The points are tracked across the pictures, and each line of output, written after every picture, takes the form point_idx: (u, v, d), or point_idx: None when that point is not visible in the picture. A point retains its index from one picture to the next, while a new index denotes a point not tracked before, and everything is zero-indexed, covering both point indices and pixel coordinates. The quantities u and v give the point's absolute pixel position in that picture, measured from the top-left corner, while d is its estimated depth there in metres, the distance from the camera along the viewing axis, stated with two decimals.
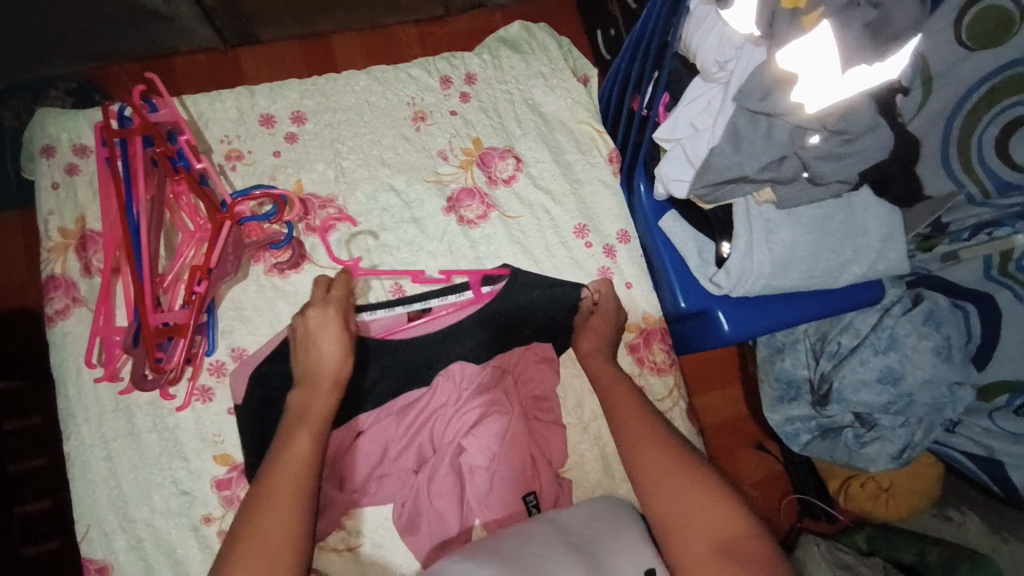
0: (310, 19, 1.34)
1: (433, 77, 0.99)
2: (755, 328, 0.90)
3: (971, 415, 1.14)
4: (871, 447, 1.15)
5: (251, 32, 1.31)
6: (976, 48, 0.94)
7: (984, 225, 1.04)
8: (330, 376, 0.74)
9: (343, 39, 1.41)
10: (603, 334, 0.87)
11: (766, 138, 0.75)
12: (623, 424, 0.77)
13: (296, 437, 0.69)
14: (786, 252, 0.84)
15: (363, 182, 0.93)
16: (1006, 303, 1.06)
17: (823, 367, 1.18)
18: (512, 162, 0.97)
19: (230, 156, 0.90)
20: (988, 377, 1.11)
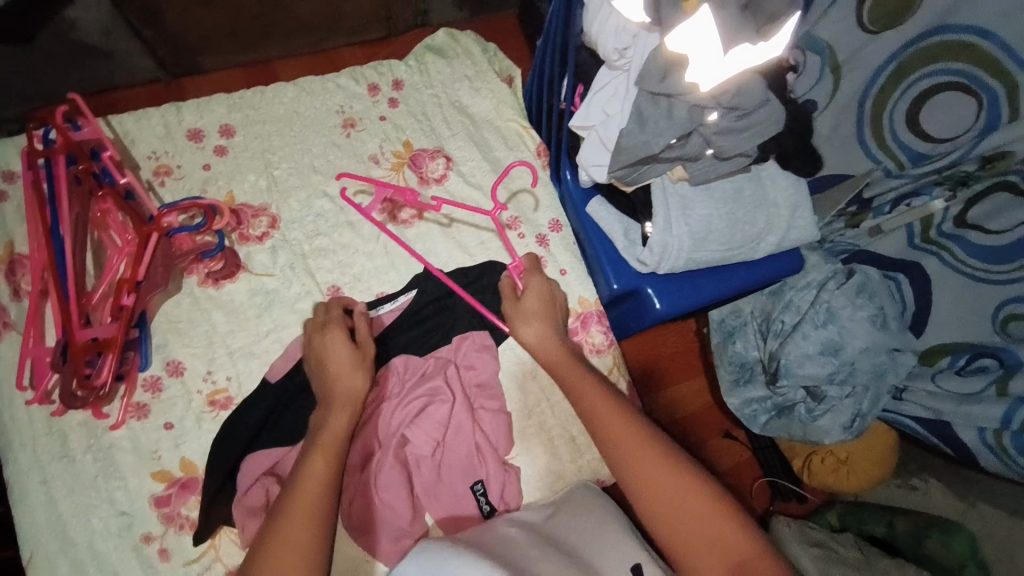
0: (254, 46, 1.38)
1: (361, 85, 1.02)
2: (685, 302, 0.93)
3: (915, 379, 1.13)
4: (823, 419, 1.17)
5: (193, 62, 1.35)
6: (879, 31, 0.95)
7: (903, 197, 1.05)
8: (344, 397, 0.74)
9: (286, 63, 1.44)
10: (541, 316, 0.83)
11: (666, 116, 0.79)
12: (613, 435, 0.73)
13: (311, 463, 0.69)
14: (703, 226, 0.87)
15: (295, 190, 0.95)
16: (933, 269, 1.06)
17: (771, 345, 1.21)
18: (442, 161, 1.00)
19: (158, 173, 0.91)
20: (927, 342, 1.11)
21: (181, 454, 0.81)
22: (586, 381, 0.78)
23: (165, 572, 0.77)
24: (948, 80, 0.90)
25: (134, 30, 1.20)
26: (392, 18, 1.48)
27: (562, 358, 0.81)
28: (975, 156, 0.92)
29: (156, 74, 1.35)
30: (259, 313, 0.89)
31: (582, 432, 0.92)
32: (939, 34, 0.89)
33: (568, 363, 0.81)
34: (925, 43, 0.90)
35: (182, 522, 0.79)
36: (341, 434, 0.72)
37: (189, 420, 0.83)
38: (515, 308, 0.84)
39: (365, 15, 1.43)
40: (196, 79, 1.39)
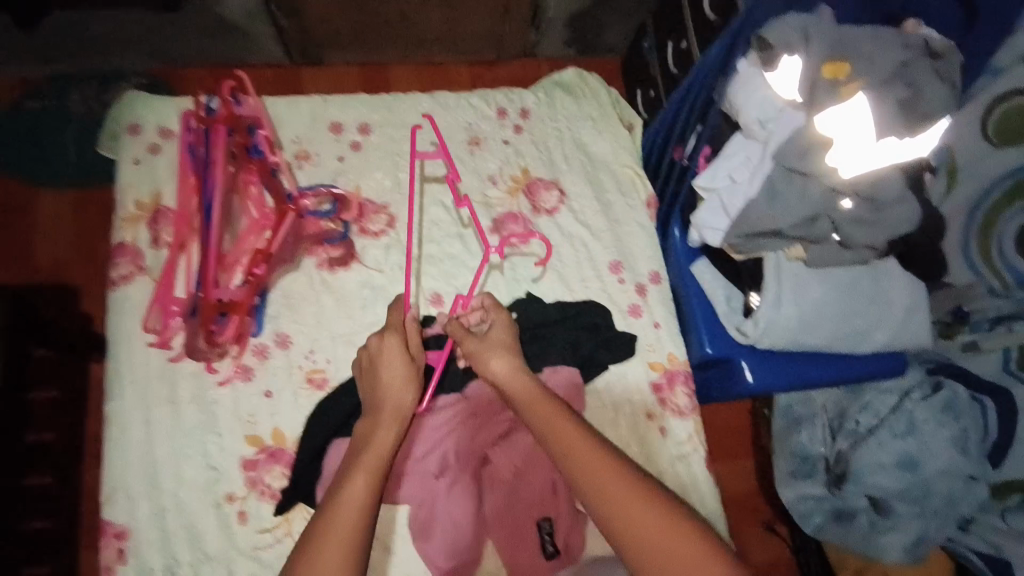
0: (374, 49, 1.55)
1: (491, 108, 1.06)
2: (777, 379, 0.92)
3: (984, 512, 1.04)
4: (886, 536, 1.05)
5: (319, 55, 1.54)
6: (1003, 143, 0.92)
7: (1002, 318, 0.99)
8: (392, 411, 0.74)
9: (399, 70, 1.62)
10: (502, 347, 0.80)
11: (799, 195, 0.79)
12: (583, 470, 0.68)
13: (354, 479, 0.67)
14: (813, 310, 0.87)
15: (416, 196, 0.99)
16: None
17: (840, 444, 1.12)
18: (556, 194, 1.03)
19: (299, 156, 0.98)
20: (1005, 475, 1.03)
21: (276, 424, 0.85)
22: (561, 418, 0.72)
23: (239, 535, 0.80)
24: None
25: (275, 17, 1.40)
26: (503, 43, 1.61)
27: (532, 394, 0.75)
28: None
29: (282, 60, 1.54)
30: (364, 305, 0.93)
31: None
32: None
33: (544, 401, 0.74)
34: None
35: (263, 490, 0.82)
36: (388, 451, 0.71)
37: (287, 391, 0.87)
38: (479, 344, 0.80)
39: (479, 37, 1.57)
40: (317, 71, 1.58)
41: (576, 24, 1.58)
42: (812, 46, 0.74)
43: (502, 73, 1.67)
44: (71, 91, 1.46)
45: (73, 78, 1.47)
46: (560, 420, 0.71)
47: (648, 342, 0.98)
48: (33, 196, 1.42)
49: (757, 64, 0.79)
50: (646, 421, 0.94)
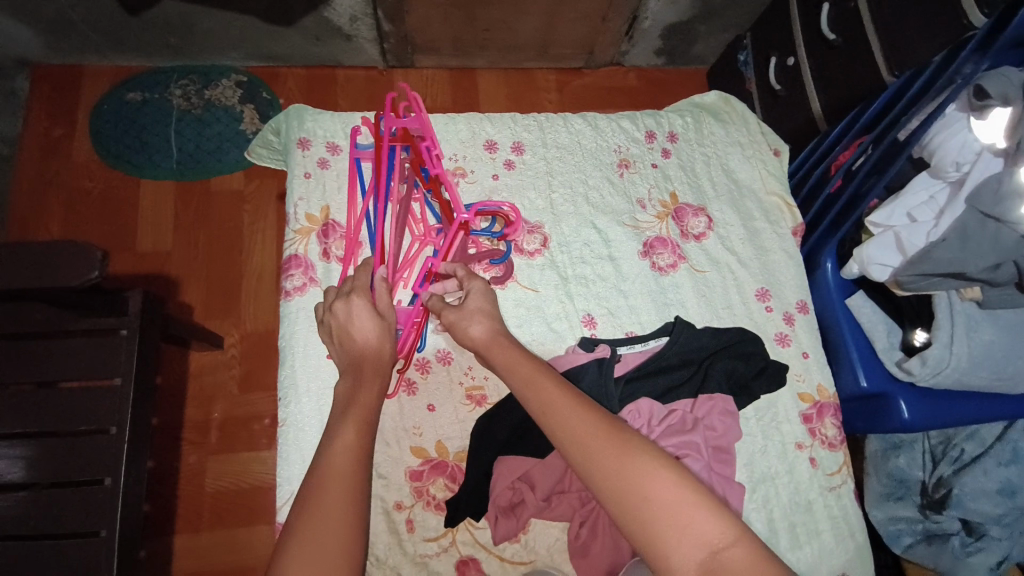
0: (466, 56, 1.58)
1: (640, 131, 1.07)
2: (933, 418, 0.91)
3: None
4: (976, 557, 1.12)
5: (411, 58, 1.56)
6: None
7: None
8: (373, 370, 0.76)
9: (487, 74, 1.64)
10: (483, 313, 0.82)
11: (990, 239, 0.79)
12: (558, 421, 0.68)
13: (343, 432, 0.69)
14: (983, 351, 0.86)
15: (568, 217, 1.00)
16: None
17: (942, 470, 1.17)
18: (704, 220, 1.03)
19: (455, 172, 1.00)
20: None
21: (440, 437, 0.87)
22: (543, 376, 0.72)
23: (408, 542, 0.82)
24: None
25: (380, 23, 1.40)
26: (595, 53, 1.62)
27: (517, 358, 0.76)
28: None
29: (376, 63, 1.57)
30: (520, 324, 0.94)
31: (802, 519, 0.90)
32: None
33: (524, 361, 0.75)
34: None
35: (429, 500, 0.84)
36: (371, 409, 0.73)
37: (450, 406, 0.88)
38: (455, 314, 0.82)
39: (573, 47, 1.58)
40: (405, 72, 1.60)
41: (671, 38, 1.59)
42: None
43: (590, 80, 1.68)
44: (171, 85, 1.48)
45: (178, 71, 1.49)
46: (541, 378, 0.72)
47: (796, 371, 0.96)
48: (135, 185, 1.41)
49: (965, 109, 0.82)
50: (797, 449, 0.93)
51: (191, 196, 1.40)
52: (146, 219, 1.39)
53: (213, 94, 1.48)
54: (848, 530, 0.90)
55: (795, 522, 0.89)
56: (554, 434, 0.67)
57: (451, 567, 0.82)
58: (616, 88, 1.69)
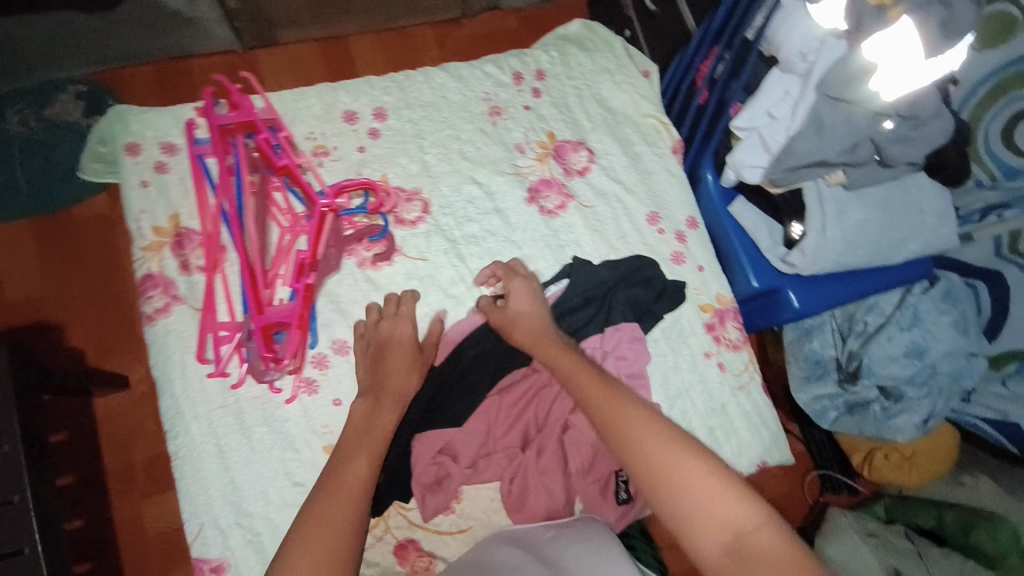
0: (332, 24, 1.39)
1: (506, 74, 1.01)
2: (820, 301, 0.97)
3: (986, 382, 1.27)
4: (897, 418, 1.24)
5: (271, 35, 1.35)
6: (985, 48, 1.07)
7: (993, 207, 1.17)
8: (393, 396, 0.77)
9: (361, 41, 1.46)
10: (531, 313, 0.84)
11: (844, 122, 0.80)
12: (595, 406, 0.73)
13: (356, 458, 0.71)
14: (855, 231, 0.90)
15: (446, 176, 0.95)
16: (1014, 278, 1.19)
17: (852, 345, 1.27)
18: (586, 154, 1.01)
19: (317, 153, 0.91)
20: (999, 348, 1.25)
21: None
22: (584, 369, 0.77)
23: None
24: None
25: None
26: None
27: (561, 354, 0.80)
28: None
29: (232, 46, 1.36)
30: (415, 297, 0.90)
31: (719, 424, 0.94)
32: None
33: (567, 357, 0.79)
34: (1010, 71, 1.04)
35: None
36: (388, 433, 0.75)
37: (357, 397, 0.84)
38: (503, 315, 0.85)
39: None
40: (270, 51, 1.40)
41: None
42: None
43: (470, 31, 1.56)
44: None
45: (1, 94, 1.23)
46: (583, 371, 0.77)
47: (696, 286, 0.98)
48: None
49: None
50: (705, 359, 0.96)
51: (50, 231, 1.19)
52: (3, 267, 1.17)
53: (49, 113, 1.24)
54: (760, 422, 0.96)
55: (714, 428, 0.94)
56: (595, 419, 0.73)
57: (390, 552, 0.81)
58: (498, 34, 1.57)
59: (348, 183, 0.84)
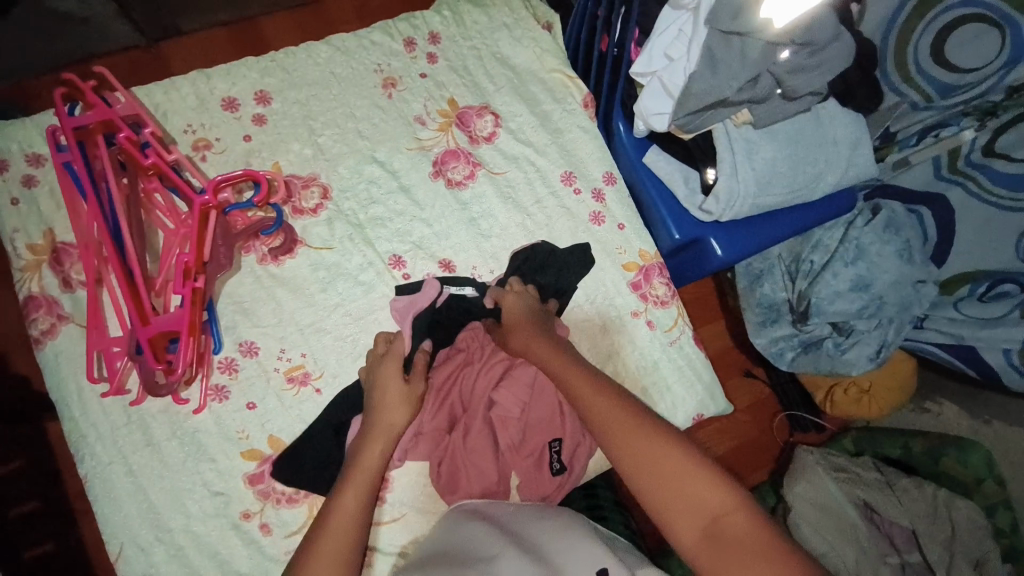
0: (236, 4, 1.27)
1: (397, 41, 0.95)
2: (747, 245, 0.94)
3: (938, 308, 1.24)
4: (851, 351, 1.25)
5: (176, 25, 1.24)
6: None
7: (930, 128, 1.16)
8: (383, 432, 0.74)
9: (273, 20, 1.34)
10: (525, 321, 0.81)
11: (738, 55, 0.77)
12: (576, 396, 0.71)
13: (342, 497, 0.69)
14: (767, 170, 0.87)
15: (344, 157, 0.90)
16: (957, 199, 1.16)
17: (800, 285, 1.28)
18: (491, 118, 0.96)
19: (198, 147, 0.86)
20: (948, 271, 1.22)
21: (269, 432, 0.81)
22: (565, 363, 0.75)
23: (268, 545, 0.79)
24: (978, 10, 1.00)
25: None
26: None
27: (548, 350, 0.77)
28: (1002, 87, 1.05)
29: (134, 40, 1.24)
30: (324, 289, 0.86)
31: (652, 383, 0.93)
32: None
33: (556, 352, 0.77)
34: None
35: (279, 497, 0.80)
36: (377, 468, 0.72)
37: (271, 399, 0.82)
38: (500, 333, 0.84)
39: None
40: (176, 43, 1.28)
41: None
42: None
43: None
44: None
45: None
46: (566, 364, 0.75)
47: (617, 244, 0.96)
48: None
49: None
50: (633, 318, 0.94)
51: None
52: None
53: None
54: (694, 375, 0.95)
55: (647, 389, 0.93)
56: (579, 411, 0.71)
57: None
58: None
59: (233, 174, 0.79)
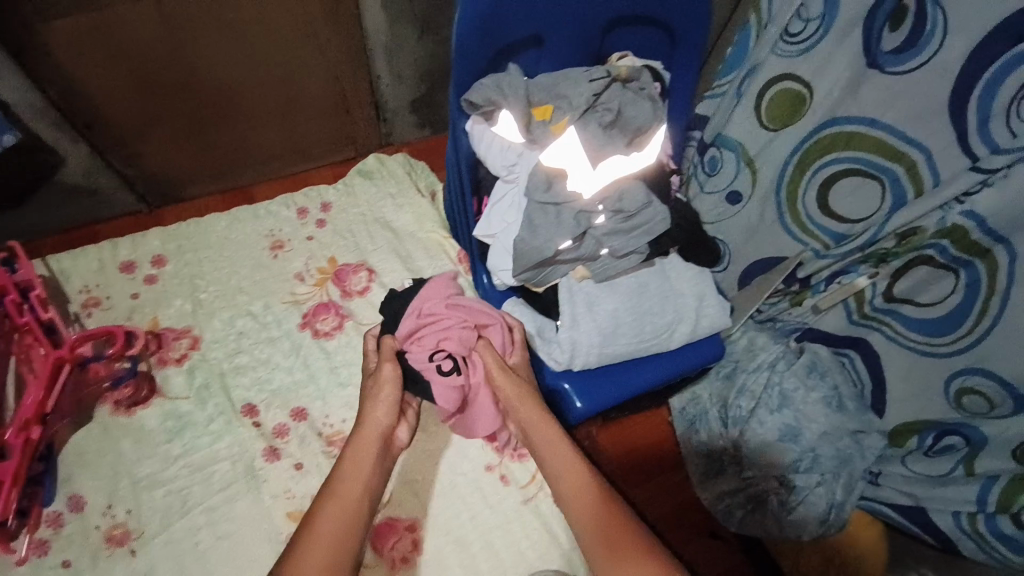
0: (228, 176, 1.54)
1: (291, 210, 1.09)
2: (606, 397, 0.93)
3: (887, 463, 1.18)
4: (798, 513, 1.20)
5: (178, 191, 1.51)
6: (779, 129, 1.20)
7: (834, 275, 1.21)
8: (369, 433, 0.79)
9: (262, 189, 1.60)
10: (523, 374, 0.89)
11: (554, 219, 0.83)
12: (594, 522, 0.73)
13: (317, 519, 0.69)
14: (610, 321, 0.89)
15: (220, 310, 0.98)
16: (879, 342, 1.18)
17: (733, 432, 1.28)
18: (365, 274, 1.04)
19: (87, 304, 0.96)
20: (892, 422, 1.18)
21: None
22: (591, 483, 0.77)
23: None
24: (852, 164, 1.11)
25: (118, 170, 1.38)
26: (358, 143, 1.64)
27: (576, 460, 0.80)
28: (888, 233, 1.09)
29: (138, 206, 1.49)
30: (169, 439, 0.88)
31: (506, 547, 0.88)
32: (834, 126, 1.12)
33: (581, 468, 0.79)
34: (822, 135, 1.14)
35: None
36: (363, 479, 0.74)
37: (81, 561, 0.78)
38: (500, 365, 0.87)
39: (329, 144, 1.60)
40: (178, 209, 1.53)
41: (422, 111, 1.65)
42: (533, 89, 0.83)
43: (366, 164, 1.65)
44: None
45: None
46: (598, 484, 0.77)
47: None
48: None
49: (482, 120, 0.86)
50: (489, 472, 0.93)
51: None
52: None
53: None
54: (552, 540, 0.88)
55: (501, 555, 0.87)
56: (592, 541, 0.72)
57: None
58: None
59: (93, 332, 0.85)
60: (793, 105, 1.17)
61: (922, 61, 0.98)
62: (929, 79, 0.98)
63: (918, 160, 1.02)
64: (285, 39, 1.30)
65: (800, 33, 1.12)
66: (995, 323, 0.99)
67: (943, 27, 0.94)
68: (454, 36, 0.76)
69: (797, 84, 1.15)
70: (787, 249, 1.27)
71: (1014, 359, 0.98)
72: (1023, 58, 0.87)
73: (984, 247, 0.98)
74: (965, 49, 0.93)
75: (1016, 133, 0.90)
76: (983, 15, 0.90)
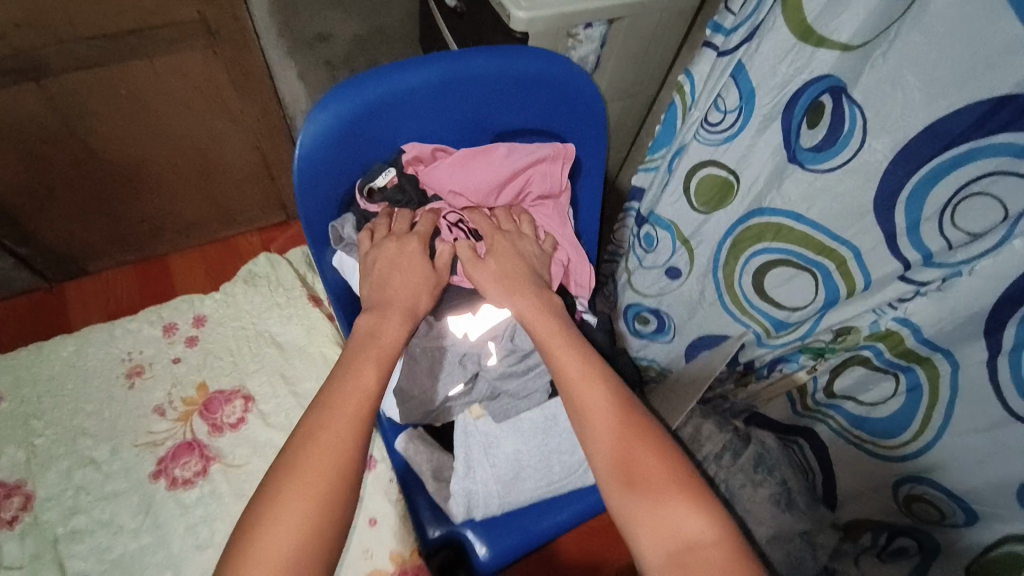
0: None
1: (157, 329, 1.27)
2: (513, 548, 0.82)
3: (843, 564, 1.14)
4: None
5: (80, 266, 1.71)
6: (709, 211, 1.10)
7: (775, 362, 1.17)
8: (409, 284, 0.75)
9: None
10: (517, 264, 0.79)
11: (438, 366, 0.80)
12: (561, 368, 0.72)
13: (362, 368, 0.67)
14: (511, 465, 0.81)
15: (58, 461, 1.05)
16: (827, 436, 1.14)
17: None
18: (238, 403, 1.17)
19: None
20: (849, 516, 1.15)
21: None
22: (563, 338, 0.74)
23: None
24: (783, 255, 1.01)
25: None
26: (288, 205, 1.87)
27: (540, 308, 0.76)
28: (823, 329, 1.04)
29: None
30: None
31: None
32: (761, 215, 1.02)
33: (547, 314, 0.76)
34: (750, 221, 1.04)
35: None
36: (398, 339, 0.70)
37: None
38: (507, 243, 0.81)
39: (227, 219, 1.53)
40: None
41: None
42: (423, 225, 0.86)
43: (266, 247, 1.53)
44: None
45: None
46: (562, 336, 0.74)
47: (363, 549, 0.90)
48: None
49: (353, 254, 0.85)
50: None
51: None
52: None
53: None
54: None
55: None
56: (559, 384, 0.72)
57: None
58: None
59: None
60: (719, 191, 1.07)
61: (846, 159, 0.86)
62: (849, 181, 0.87)
63: (848, 258, 0.93)
64: (213, 147, 1.55)
65: (719, 124, 1.01)
66: (939, 433, 0.92)
67: (861, 129, 0.83)
68: (296, 148, 0.76)
69: (720, 170, 1.05)
70: (731, 331, 1.19)
71: (962, 476, 0.90)
72: (953, 164, 0.75)
73: (922, 355, 0.91)
74: (889, 152, 0.81)
75: (951, 243, 0.80)
76: (899, 122, 0.78)
